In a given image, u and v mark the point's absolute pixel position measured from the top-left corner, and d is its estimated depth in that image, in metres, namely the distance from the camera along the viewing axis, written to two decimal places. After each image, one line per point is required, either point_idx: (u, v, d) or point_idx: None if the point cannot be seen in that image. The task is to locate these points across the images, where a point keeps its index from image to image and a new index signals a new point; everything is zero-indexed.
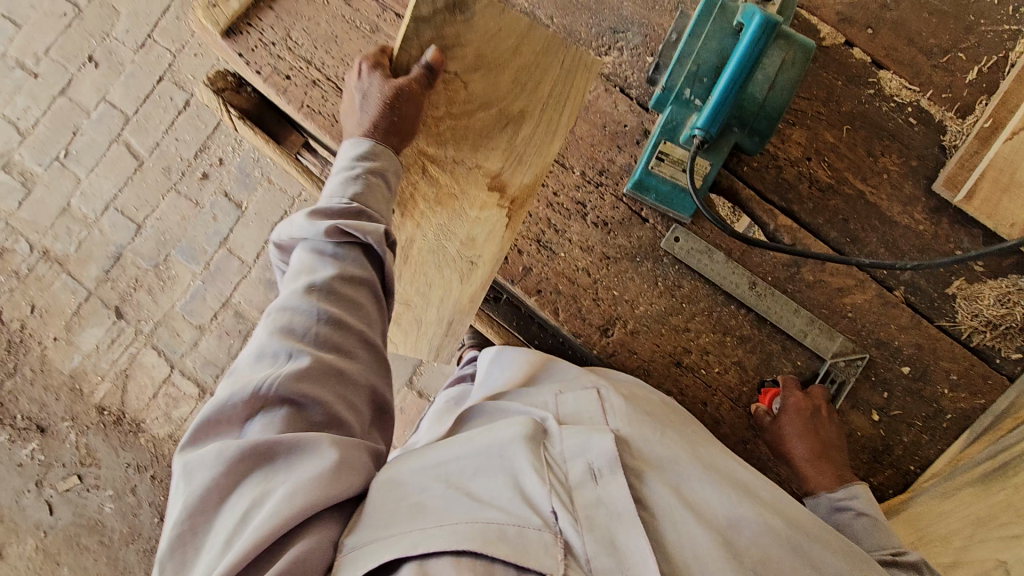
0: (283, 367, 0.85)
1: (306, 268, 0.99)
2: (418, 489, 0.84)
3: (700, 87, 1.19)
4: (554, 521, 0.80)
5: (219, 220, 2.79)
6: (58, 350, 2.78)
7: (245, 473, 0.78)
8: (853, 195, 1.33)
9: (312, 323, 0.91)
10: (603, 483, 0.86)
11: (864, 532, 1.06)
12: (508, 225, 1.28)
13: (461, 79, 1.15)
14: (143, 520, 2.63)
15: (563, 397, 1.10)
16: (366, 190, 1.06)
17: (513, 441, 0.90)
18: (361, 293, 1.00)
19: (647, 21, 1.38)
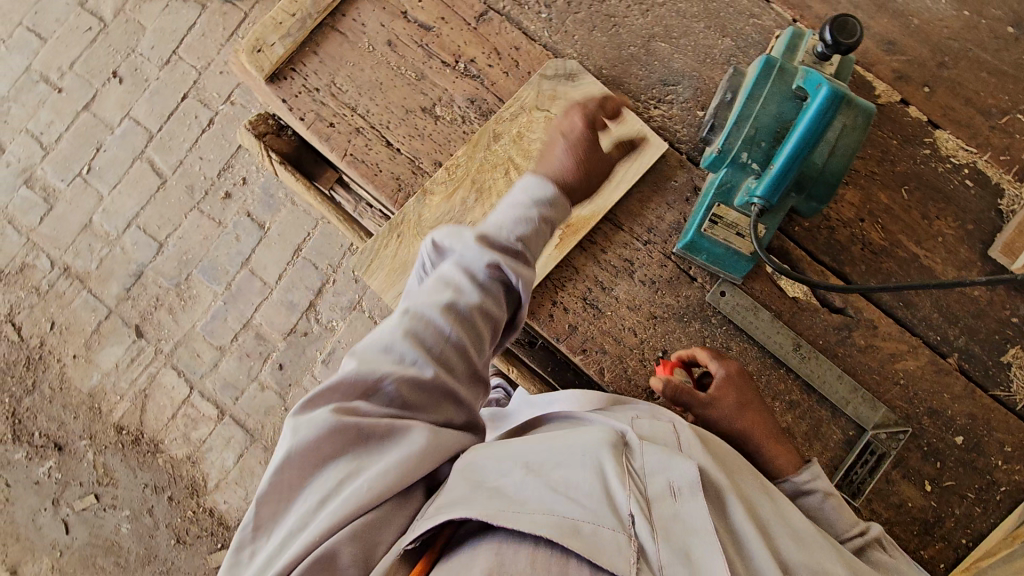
0: (406, 373, 0.87)
1: (452, 283, 0.96)
2: (499, 477, 0.82)
3: (758, 150, 1.17)
4: (631, 525, 0.76)
5: (242, 240, 2.78)
6: (77, 368, 2.77)
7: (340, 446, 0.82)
8: (906, 258, 1.31)
9: (443, 339, 0.91)
10: (683, 501, 0.81)
11: (831, 516, 1.02)
12: (559, 245, 1.29)
13: (557, 119, 1.32)
14: (159, 542, 2.62)
15: (638, 420, 1.01)
16: (533, 234, 1.03)
17: (598, 444, 0.86)
18: (494, 317, 0.98)
19: (698, 75, 1.36)
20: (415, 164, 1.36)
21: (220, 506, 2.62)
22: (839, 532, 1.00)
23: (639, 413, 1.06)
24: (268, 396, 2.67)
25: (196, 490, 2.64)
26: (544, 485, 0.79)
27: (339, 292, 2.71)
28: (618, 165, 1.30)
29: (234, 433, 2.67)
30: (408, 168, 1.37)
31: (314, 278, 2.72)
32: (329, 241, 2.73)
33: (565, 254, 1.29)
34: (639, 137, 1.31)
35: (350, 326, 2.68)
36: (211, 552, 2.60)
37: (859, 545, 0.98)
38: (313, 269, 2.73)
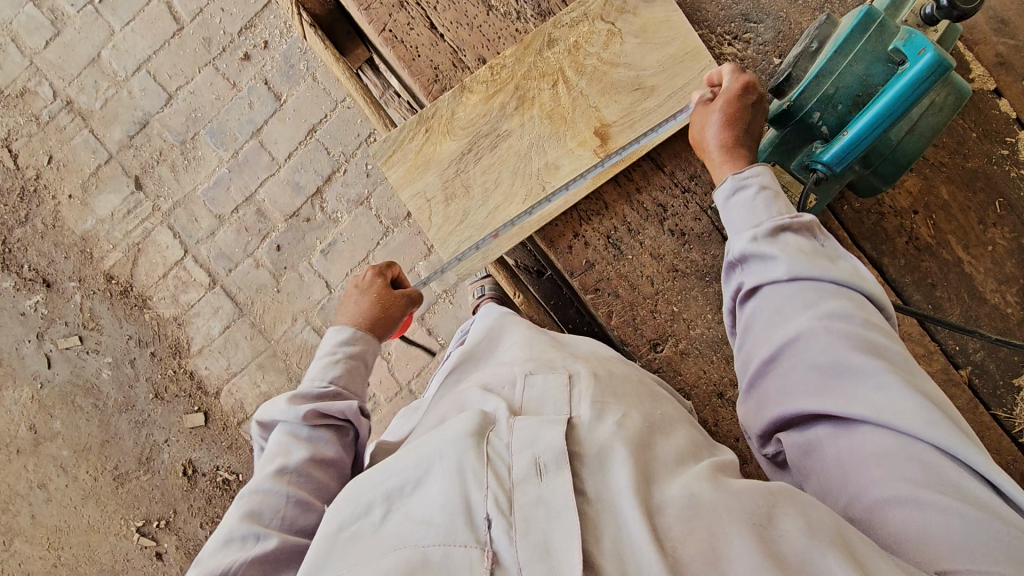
0: (249, 552, 0.84)
1: (280, 450, 1.00)
2: (353, 519, 0.73)
3: (832, 113, 1.08)
4: (486, 530, 0.66)
5: (256, 109, 2.64)
6: (72, 209, 2.70)
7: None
8: (949, 261, 1.24)
9: (280, 507, 0.91)
10: (548, 479, 0.70)
11: (763, 205, 0.98)
12: (594, 174, 1.19)
13: (621, 35, 1.18)
14: (138, 393, 2.67)
15: (532, 378, 0.92)
16: (345, 374, 1.18)
17: (454, 439, 0.75)
18: (332, 459, 1.01)
19: (784, 16, 1.23)
20: (457, 56, 1.24)
21: (200, 372, 2.66)
22: (763, 217, 0.96)
23: (535, 364, 0.98)
24: (261, 274, 2.63)
25: (179, 352, 2.67)
26: (401, 520, 0.70)
27: (348, 183, 2.61)
28: (676, 99, 1.18)
29: (223, 304, 2.65)
30: (449, 59, 1.25)
31: (324, 163, 2.61)
32: (346, 128, 2.61)
33: (599, 185, 1.20)
34: (703, 72, 1.18)
35: (354, 221, 2.60)
36: (187, 412, 2.66)
37: (783, 222, 0.93)
38: (325, 154, 2.61)
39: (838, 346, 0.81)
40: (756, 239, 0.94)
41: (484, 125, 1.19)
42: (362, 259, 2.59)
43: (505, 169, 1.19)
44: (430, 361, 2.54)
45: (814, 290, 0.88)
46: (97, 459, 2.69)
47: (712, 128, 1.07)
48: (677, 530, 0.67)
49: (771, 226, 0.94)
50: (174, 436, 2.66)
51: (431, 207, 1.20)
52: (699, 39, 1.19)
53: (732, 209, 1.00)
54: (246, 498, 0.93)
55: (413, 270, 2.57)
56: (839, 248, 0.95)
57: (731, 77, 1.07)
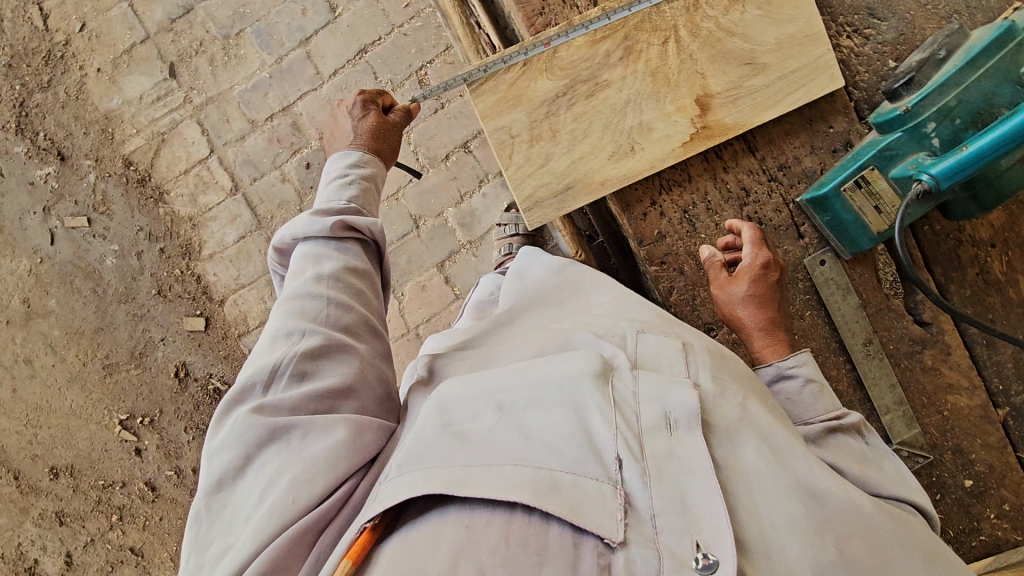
0: (297, 346, 0.92)
1: (311, 259, 1.06)
2: (468, 420, 0.82)
3: (947, 126, 1.04)
4: (618, 470, 0.74)
5: (308, 17, 2.51)
6: (99, 84, 2.57)
7: (259, 446, 0.84)
8: (1014, 300, 1.22)
9: (322, 307, 0.99)
10: (678, 435, 0.79)
11: (809, 400, 1.03)
12: (686, 144, 1.15)
13: (743, 3, 1.12)
14: (140, 287, 2.61)
15: (644, 336, 0.99)
16: (361, 194, 1.22)
17: (577, 377, 0.84)
18: (363, 270, 1.10)
19: (909, 18, 1.17)
20: None
21: (208, 277, 2.59)
22: (813, 415, 1.00)
23: (646, 323, 1.04)
24: (286, 190, 2.55)
25: (190, 253, 2.60)
26: (518, 431, 0.79)
27: None
28: (784, 81, 1.14)
29: (242, 213, 2.57)
30: None
31: (369, 87, 2.49)
32: (399, 54, 2.48)
33: (688, 156, 1.16)
34: (815, 58, 1.13)
35: None
36: (187, 314, 2.60)
37: (831, 424, 0.97)
38: (372, 79, 2.50)
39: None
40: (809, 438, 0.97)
41: (584, 70, 1.14)
42: (392, 194, 2.52)
43: (595, 121, 1.14)
44: (442, 309, 2.51)
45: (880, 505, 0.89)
46: (89, 344, 2.64)
47: (738, 305, 1.11)
48: (839, 528, 0.76)
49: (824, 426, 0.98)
50: (171, 335, 2.61)
51: (514, 145, 1.16)
52: (821, 24, 1.14)
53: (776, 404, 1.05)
54: (288, 301, 1.00)
55: (441, 216, 2.51)
56: (887, 448, 0.98)
57: (751, 251, 1.11)
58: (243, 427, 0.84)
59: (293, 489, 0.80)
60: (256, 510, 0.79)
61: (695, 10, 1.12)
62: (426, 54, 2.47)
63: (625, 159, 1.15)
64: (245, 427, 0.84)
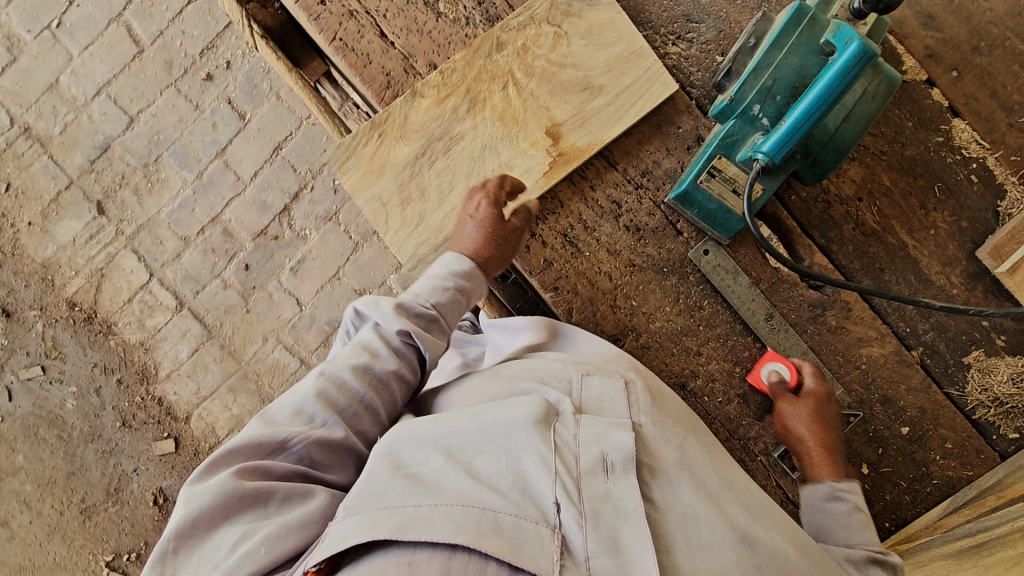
0: (313, 431, 0.90)
1: (369, 348, 1.02)
2: (418, 463, 0.84)
3: (771, 105, 1.11)
4: (556, 513, 0.77)
5: (219, 129, 2.62)
6: (32, 236, 2.63)
7: (237, 511, 0.80)
8: (895, 246, 1.28)
9: (355, 401, 0.96)
10: (614, 478, 0.83)
11: (855, 526, 1.02)
12: (547, 173, 1.21)
13: (567, 37, 1.21)
14: (104, 422, 2.59)
15: (589, 379, 1.03)
16: (448, 307, 1.08)
17: (522, 421, 0.86)
18: (404, 377, 1.04)
19: (724, 16, 1.26)
20: (408, 62, 1.24)
21: (169, 397, 2.59)
22: (856, 541, 0.99)
23: (591, 365, 1.07)
24: (229, 295, 2.60)
25: (147, 378, 2.60)
26: (464, 475, 0.81)
27: (316, 200, 2.60)
28: (624, 98, 1.21)
29: (191, 326, 2.61)
30: (399, 66, 1.25)
31: (290, 181, 2.60)
32: (312, 144, 2.60)
33: (552, 184, 1.22)
34: (647, 74, 1.22)
35: (322, 238, 2.59)
36: (156, 439, 2.59)
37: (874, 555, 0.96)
38: (292, 172, 2.61)
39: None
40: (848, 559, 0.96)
41: (437, 129, 1.21)
42: (332, 275, 2.58)
43: (458, 172, 1.21)
44: None
45: None
46: (63, 493, 2.59)
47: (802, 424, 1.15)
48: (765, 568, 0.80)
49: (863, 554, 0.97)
50: (142, 464, 2.58)
51: (387, 211, 1.22)
52: (643, 39, 1.22)
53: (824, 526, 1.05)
54: (325, 376, 0.97)
55: (384, 285, 2.56)
56: None
57: (813, 379, 1.17)
58: (234, 481, 0.82)
59: (267, 543, 0.77)
60: (221, 564, 0.75)
61: (524, 54, 1.21)
62: None
63: None
64: (236, 484, 0.81)
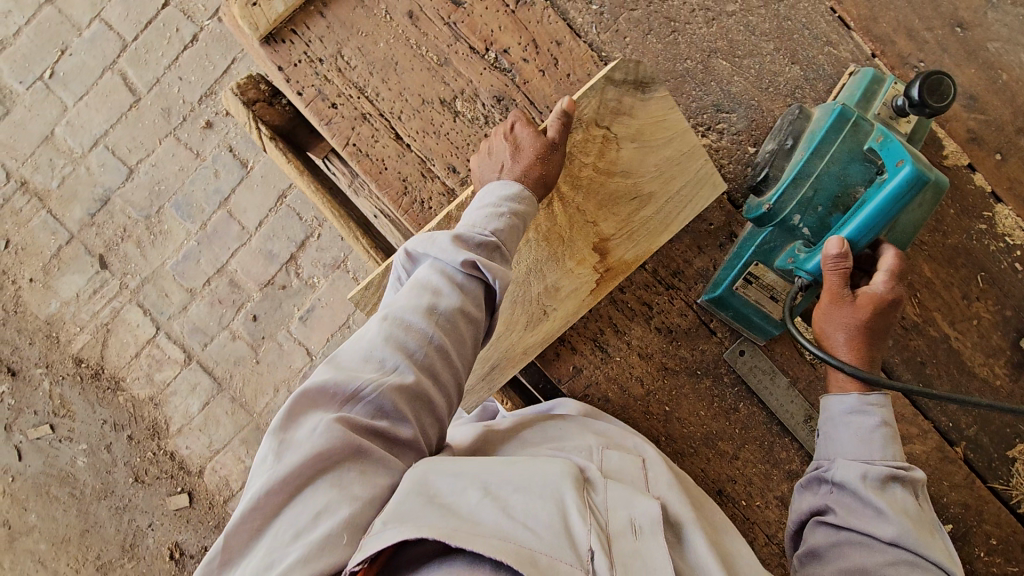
0: (385, 377, 0.80)
1: (430, 286, 0.89)
2: (451, 492, 0.76)
3: (812, 215, 1.04)
4: (590, 560, 0.72)
5: (221, 177, 2.56)
6: (35, 293, 2.58)
7: (320, 470, 0.73)
8: (936, 338, 1.23)
9: (426, 342, 0.85)
10: (643, 540, 0.79)
11: (878, 442, 0.97)
12: (595, 292, 1.16)
13: (616, 141, 1.12)
14: (117, 479, 2.56)
15: (609, 451, 1.00)
16: (508, 232, 0.98)
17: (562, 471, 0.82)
18: (473, 318, 0.92)
19: (756, 104, 1.21)
20: (426, 165, 1.19)
21: (181, 451, 2.56)
22: (877, 457, 0.96)
23: (608, 440, 1.05)
24: (238, 346, 2.55)
25: (158, 433, 2.57)
26: (499, 509, 0.74)
27: (324, 248, 2.54)
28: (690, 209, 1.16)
29: (200, 379, 2.56)
30: (417, 170, 1.20)
31: (297, 229, 2.54)
32: None
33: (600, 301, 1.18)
34: (704, 177, 1.15)
35: (331, 286, 2.53)
36: (169, 495, 2.55)
37: (893, 471, 0.94)
38: (298, 219, 2.55)
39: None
40: (868, 478, 0.93)
41: None
42: (342, 324, 2.52)
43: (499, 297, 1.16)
44: None
45: (913, 564, 0.85)
46: (78, 551, 2.56)
47: (838, 350, 1.02)
48: None
49: (885, 471, 0.94)
50: (157, 520, 2.55)
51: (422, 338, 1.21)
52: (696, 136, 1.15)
53: (841, 434, 1.01)
54: (390, 322, 0.85)
55: None
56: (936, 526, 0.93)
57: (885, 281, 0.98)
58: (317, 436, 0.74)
59: (349, 531, 0.70)
60: (303, 533, 0.69)
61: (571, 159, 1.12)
62: None
63: (538, 324, 1.16)
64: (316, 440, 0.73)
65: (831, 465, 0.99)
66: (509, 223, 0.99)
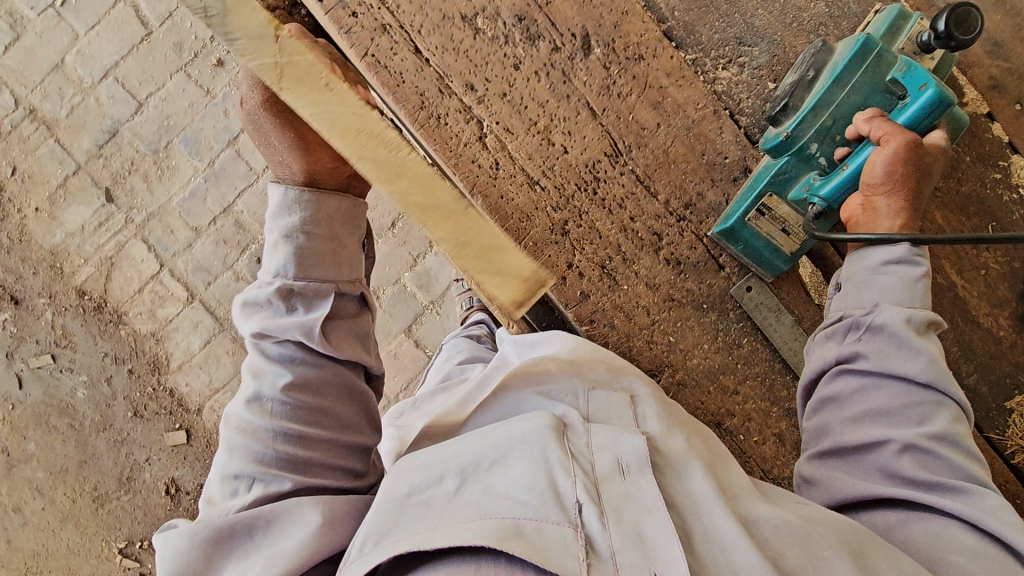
0: (241, 491, 0.83)
1: (256, 376, 0.91)
2: (427, 483, 0.79)
3: (829, 144, 1.06)
4: (577, 513, 0.74)
5: (231, 116, 2.54)
6: (40, 222, 2.58)
7: (225, 566, 0.79)
8: (943, 286, 1.24)
9: (267, 439, 0.86)
10: (631, 480, 0.82)
11: (915, 291, 0.98)
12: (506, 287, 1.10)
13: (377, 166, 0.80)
14: (116, 412, 2.58)
15: (595, 393, 1.01)
16: (303, 260, 0.94)
17: (537, 432, 0.83)
18: (306, 390, 0.91)
19: (778, 39, 1.20)
20: (444, 82, 1.17)
21: (181, 388, 2.58)
22: (913, 304, 0.98)
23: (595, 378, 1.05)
24: (242, 287, 2.56)
25: (159, 369, 2.58)
26: (480, 491, 0.77)
27: None
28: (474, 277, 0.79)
29: (202, 318, 2.57)
30: (434, 85, 1.17)
31: None
32: None
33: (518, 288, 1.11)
34: None
35: None
36: (167, 430, 2.58)
37: (927, 318, 0.97)
38: None
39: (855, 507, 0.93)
40: (907, 323, 0.96)
41: None
42: None
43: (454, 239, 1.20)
44: (416, 373, 2.35)
45: (934, 401, 0.93)
46: (75, 481, 2.59)
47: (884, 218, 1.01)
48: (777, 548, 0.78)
49: (919, 318, 0.97)
50: (155, 454, 2.58)
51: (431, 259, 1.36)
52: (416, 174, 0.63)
53: (878, 283, 1.01)
54: (232, 429, 0.89)
55: (398, 281, 2.38)
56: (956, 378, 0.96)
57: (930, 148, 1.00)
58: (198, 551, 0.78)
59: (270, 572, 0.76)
60: None
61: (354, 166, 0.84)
62: None
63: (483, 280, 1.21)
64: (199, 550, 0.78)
65: (870, 313, 0.99)
66: (302, 243, 0.94)
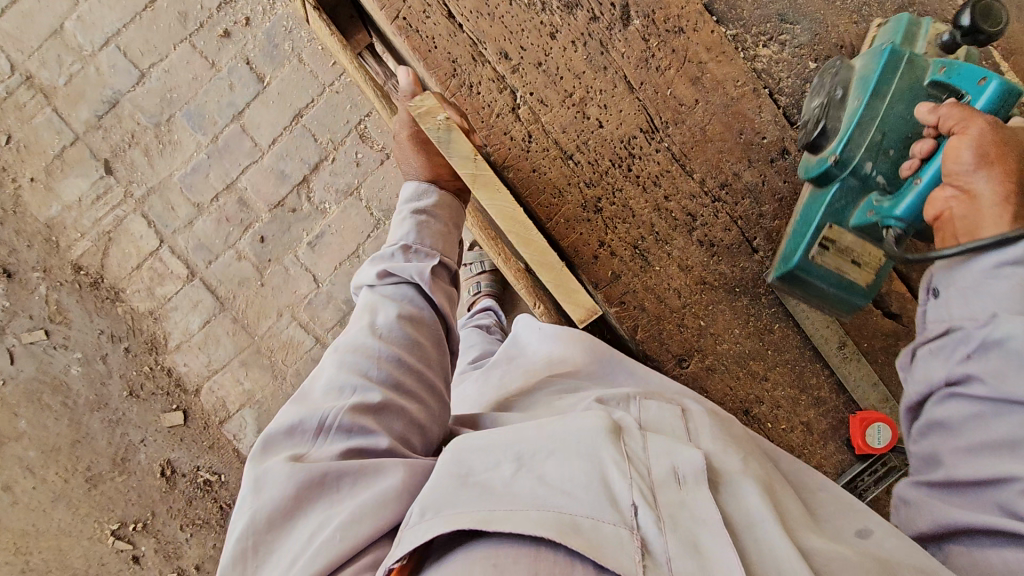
0: (346, 399, 0.80)
1: (370, 308, 0.95)
2: (482, 467, 0.69)
3: (885, 160, 0.99)
4: (633, 515, 0.63)
5: (236, 90, 2.47)
6: (36, 193, 2.50)
7: (310, 498, 0.71)
8: None
9: (376, 358, 0.86)
10: (687, 489, 0.68)
11: None
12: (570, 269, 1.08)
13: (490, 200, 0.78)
14: (111, 391, 2.52)
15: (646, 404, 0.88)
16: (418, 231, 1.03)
17: (594, 429, 0.72)
18: (417, 328, 0.95)
19: (820, 19, 1.17)
20: (476, 48, 1.14)
21: (179, 368, 2.52)
22: None
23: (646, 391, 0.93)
24: (244, 267, 2.50)
25: (156, 348, 2.52)
26: (534, 480, 0.66)
27: (337, 173, 2.48)
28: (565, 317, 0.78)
29: (203, 297, 2.51)
30: (467, 52, 1.14)
31: (310, 150, 2.47)
32: (334, 112, 2.47)
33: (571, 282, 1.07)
34: None
35: (342, 213, 2.48)
36: (164, 411, 2.52)
37: None
38: (312, 141, 2.47)
39: (943, 545, 0.75)
40: None
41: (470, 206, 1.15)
42: (351, 253, 2.48)
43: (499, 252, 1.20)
44: None
45: None
46: (66, 461, 2.51)
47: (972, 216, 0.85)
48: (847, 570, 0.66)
49: None
50: (150, 436, 2.51)
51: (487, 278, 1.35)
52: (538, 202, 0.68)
53: (994, 286, 0.77)
54: (340, 350, 0.89)
55: None
56: None
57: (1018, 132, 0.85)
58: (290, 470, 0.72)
59: (360, 513, 0.68)
60: (304, 553, 0.66)
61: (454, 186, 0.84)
62: (361, 107, 2.46)
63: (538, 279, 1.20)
64: (292, 469, 0.71)
65: (986, 326, 0.75)
66: (421, 222, 1.05)
